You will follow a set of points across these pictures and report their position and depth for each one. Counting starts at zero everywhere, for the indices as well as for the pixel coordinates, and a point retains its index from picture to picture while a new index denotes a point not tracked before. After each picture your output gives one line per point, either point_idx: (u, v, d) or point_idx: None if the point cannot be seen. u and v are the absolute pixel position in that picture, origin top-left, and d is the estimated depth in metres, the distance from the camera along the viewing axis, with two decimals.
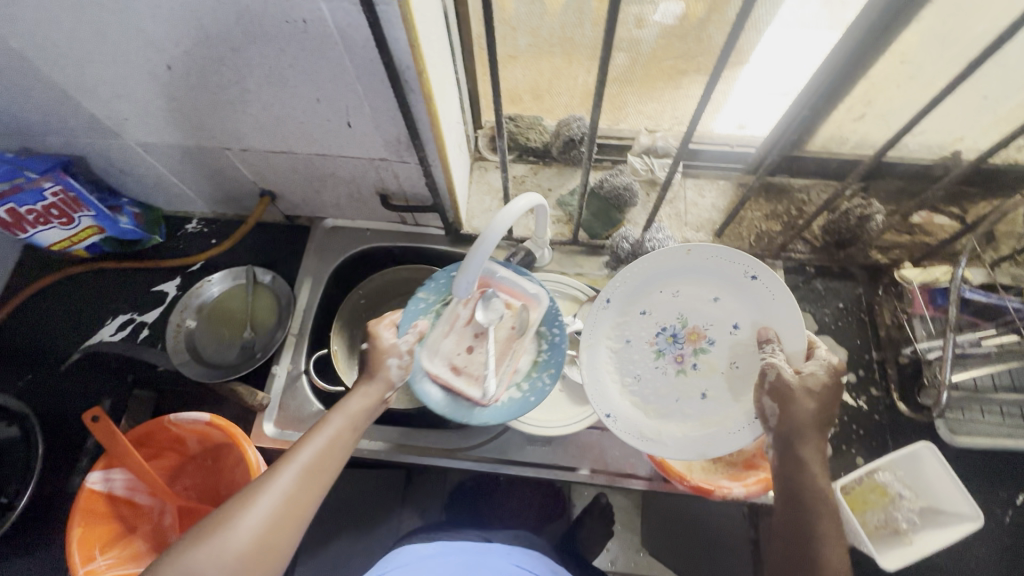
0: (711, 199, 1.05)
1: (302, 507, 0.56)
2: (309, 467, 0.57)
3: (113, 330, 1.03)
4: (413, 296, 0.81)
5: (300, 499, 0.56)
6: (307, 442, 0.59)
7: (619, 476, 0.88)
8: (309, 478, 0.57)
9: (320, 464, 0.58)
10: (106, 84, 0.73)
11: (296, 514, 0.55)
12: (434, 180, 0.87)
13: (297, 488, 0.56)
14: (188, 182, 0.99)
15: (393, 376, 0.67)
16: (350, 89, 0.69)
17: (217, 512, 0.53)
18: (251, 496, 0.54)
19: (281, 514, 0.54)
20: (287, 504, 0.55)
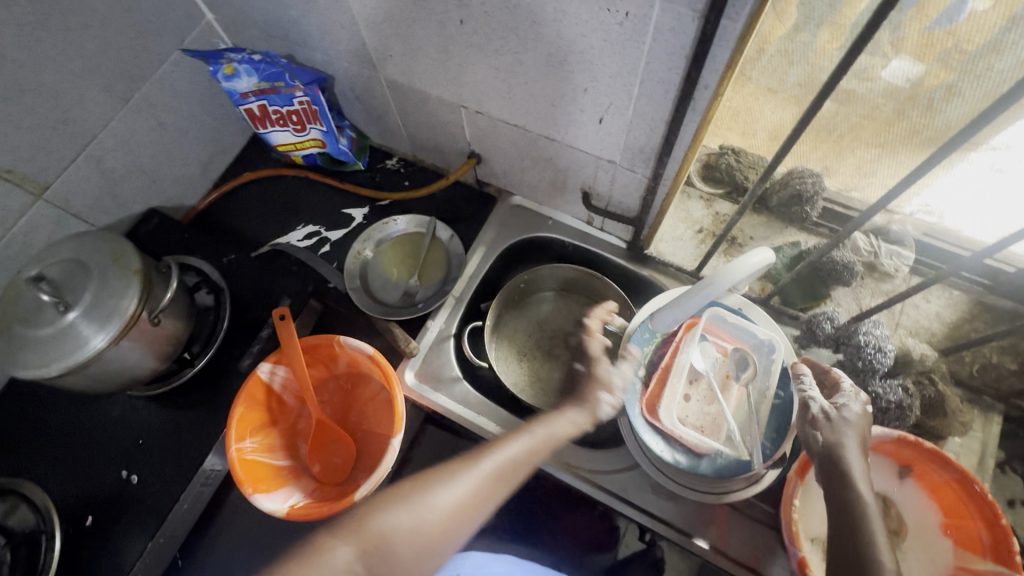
0: (936, 307, 0.92)
1: (482, 504, 0.59)
2: (502, 467, 0.61)
3: (300, 236, 1.11)
4: (641, 323, 0.82)
5: (485, 494, 0.60)
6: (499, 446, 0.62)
7: (736, 566, 0.81)
8: (500, 477, 0.61)
9: (506, 468, 0.61)
10: (395, 21, 0.76)
11: (477, 509, 0.59)
12: (653, 198, 0.83)
13: (483, 484, 0.60)
14: (409, 124, 1.03)
15: (601, 412, 0.67)
16: (624, 90, 0.66)
17: (408, 480, 0.59)
18: (449, 476, 0.59)
19: (464, 504, 0.58)
20: (472, 498, 0.59)
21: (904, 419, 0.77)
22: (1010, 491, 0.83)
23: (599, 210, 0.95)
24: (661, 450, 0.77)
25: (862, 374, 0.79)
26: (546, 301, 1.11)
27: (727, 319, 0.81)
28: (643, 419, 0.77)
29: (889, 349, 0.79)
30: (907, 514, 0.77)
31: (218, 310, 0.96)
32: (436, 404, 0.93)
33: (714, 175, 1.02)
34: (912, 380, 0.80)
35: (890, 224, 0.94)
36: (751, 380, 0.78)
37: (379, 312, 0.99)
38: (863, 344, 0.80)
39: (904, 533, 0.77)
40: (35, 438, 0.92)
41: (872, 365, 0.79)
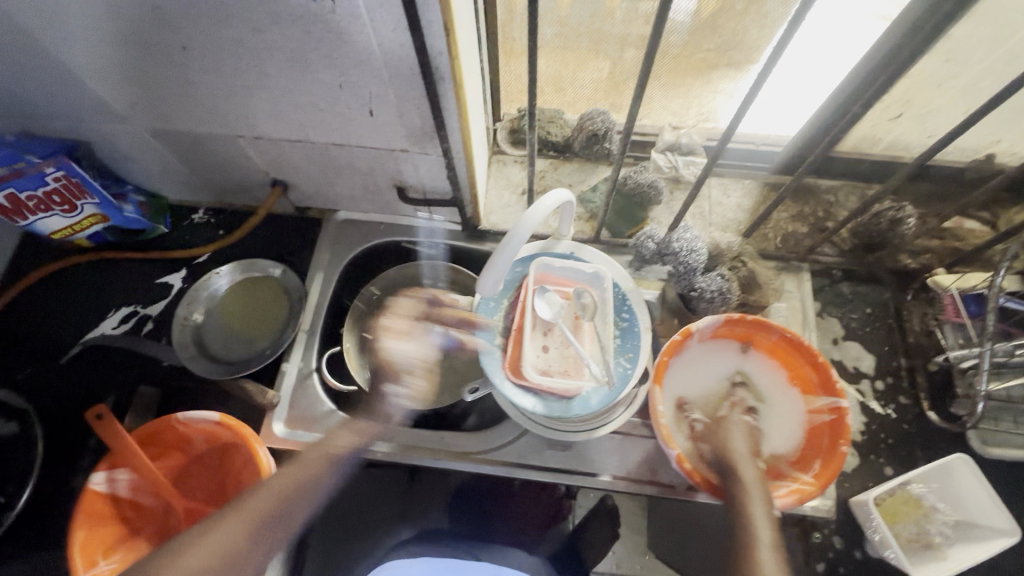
0: (736, 199, 1.04)
1: (264, 530, 0.72)
2: (280, 498, 0.74)
3: (115, 323, 0.99)
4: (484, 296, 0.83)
5: (265, 515, 0.72)
6: (288, 468, 0.76)
7: (641, 484, 0.86)
8: (274, 515, 0.73)
9: (293, 495, 0.75)
10: (116, 64, 0.69)
11: (260, 531, 0.71)
12: (456, 174, 0.84)
13: (275, 509, 0.73)
14: (197, 170, 0.96)
15: None
16: (376, 76, 0.66)
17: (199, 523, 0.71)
18: (230, 507, 0.72)
19: (252, 529, 0.71)
20: (248, 528, 0.70)
21: (728, 302, 0.86)
22: (831, 331, 0.96)
23: (420, 201, 0.94)
24: (533, 406, 0.78)
25: (687, 275, 0.86)
26: None
27: (559, 264, 0.85)
28: (510, 383, 0.79)
29: (700, 247, 0.87)
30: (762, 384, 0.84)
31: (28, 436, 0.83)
32: (317, 444, 0.88)
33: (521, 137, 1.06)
34: (727, 267, 0.88)
35: (680, 139, 1.04)
36: (596, 313, 0.83)
37: (225, 373, 0.91)
38: (677, 250, 0.87)
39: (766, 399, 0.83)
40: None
41: (690, 265, 0.86)
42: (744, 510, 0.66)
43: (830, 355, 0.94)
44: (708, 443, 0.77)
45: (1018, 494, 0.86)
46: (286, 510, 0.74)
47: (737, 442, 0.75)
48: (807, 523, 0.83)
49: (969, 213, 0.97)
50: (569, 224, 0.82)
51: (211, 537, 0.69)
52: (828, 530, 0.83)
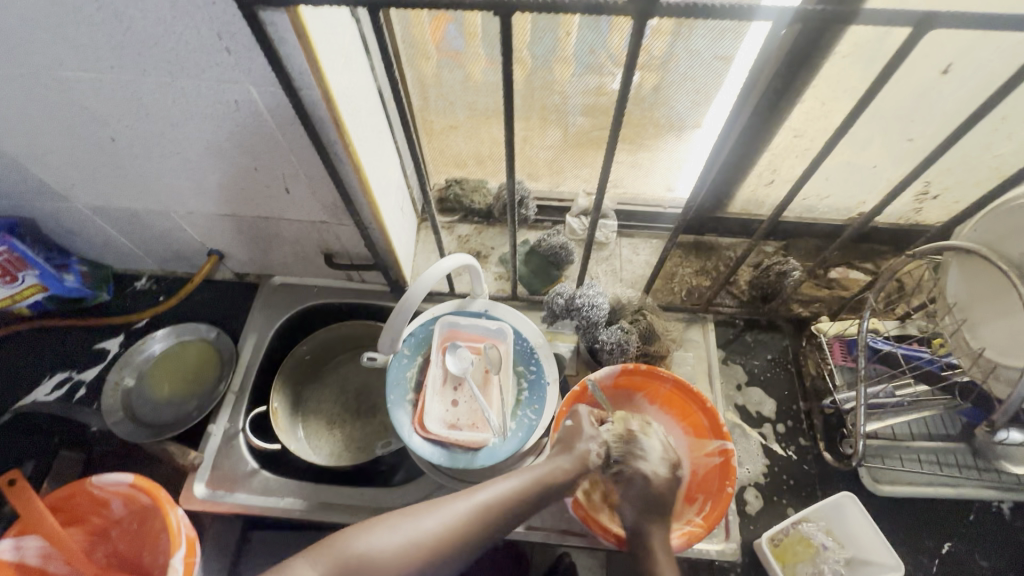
0: (644, 257, 1.13)
1: (457, 549, 0.60)
2: (490, 509, 0.63)
3: (49, 388, 1.02)
4: (396, 352, 0.88)
5: (468, 530, 0.61)
6: (492, 485, 0.65)
7: (555, 533, 0.89)
8: (482, 520, 0.62)
9: (499, 512, 0.63)
10: (53, 153, 0.77)
11: (450, 545, 0.60)
12: (373, 242, 0.91)
13: (480, 524, 0.62)
14: (138, 242, 1.02)
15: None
16: (285, 159, 0.75)
17: (426, 500, 0.64)
18: (439, 504, 0.63)
19: (440, 540, 0.60)
20: (457, 526, 0.61)
21: (626, 353, 0.92)
22: (735, 376, 1.02)
23: (346, 266, 1.01)
24: (438, 458, 0.81)
25: (590, 329, 0.93)
26: (342, 363, 1.14)
27: (468, 322, 0.91)
28: (417, 436, 0.82)
29: (601, 302, 0.94)
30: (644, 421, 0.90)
31: None
32: (237, 504, 0.90)
33: (448, 205, 1.16)
34: (628, 320, 0.95)
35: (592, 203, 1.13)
36: (502, 367, 0.89)
37: (148, 436, 0.93)
38: (581, 305, 0.94)
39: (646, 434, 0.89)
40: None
41: (592, 318, 0.93)
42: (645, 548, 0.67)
43: (735, 401, 1.00)
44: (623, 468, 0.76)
45: (918, 529, 0.88)
46: (499, 518, 0.63)
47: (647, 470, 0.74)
48: (714, 567, 0.86)
49: (851, 264, 1.07)
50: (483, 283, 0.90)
51: (419, 521, 0.61)
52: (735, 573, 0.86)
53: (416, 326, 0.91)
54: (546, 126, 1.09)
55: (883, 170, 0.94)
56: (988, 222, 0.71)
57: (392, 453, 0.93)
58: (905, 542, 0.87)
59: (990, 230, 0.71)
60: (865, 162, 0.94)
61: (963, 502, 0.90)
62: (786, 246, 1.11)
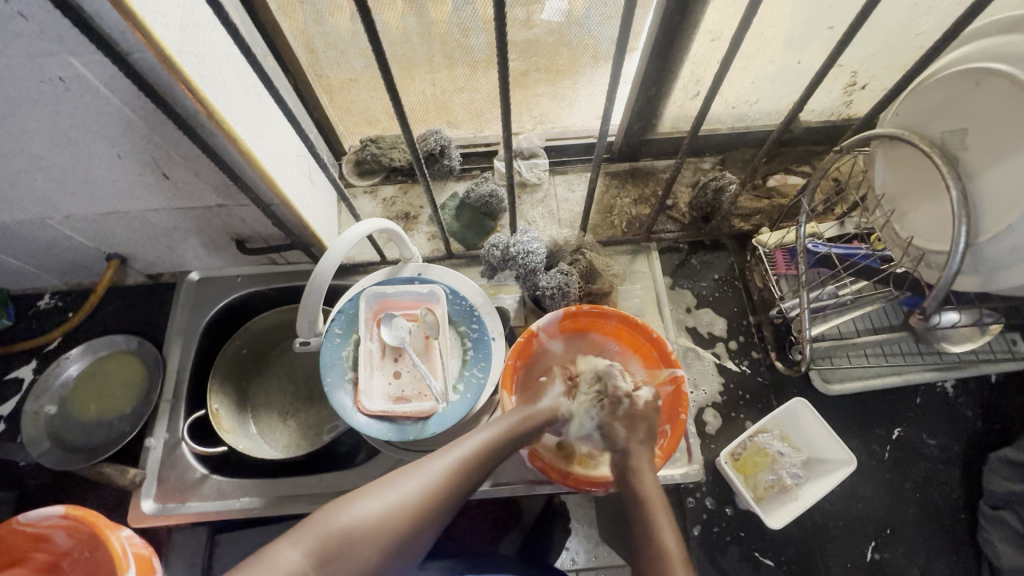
0: (580, 193, 1.08)
1: (440, 507, 0.59)
2: (467, 464, 0.62)
3: None
4: (327, 332, 0.83)
5: (446, 489, 0.60)
6: (470, 437, 0.65)
7: (522, 484, 0.89)
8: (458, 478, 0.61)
9: (484, 461, 0.63)
10: None
11: (429, 507, 0.58)
12: (281, 219, 0.84)
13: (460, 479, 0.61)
14: (23, 257, 0.92)
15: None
16: (149, 141, 0.66)
17: (404, 466, 0.61)
18: (416, 468, 0.61)
19: (424, 500, 0.58)
20: (436, 487, 0.59)
21: (568, 296, 0.89)
22: (685, 301, 1.01)
23: (262, 250, 0.94)
24: (387, 434, 0.78)
25: (529, 276, 0.90)
26: (285, 351, 1.08)
27: (399, 290, 0.86)
28: (362, 415, 0.78)
29: (537, 248, 0.90)
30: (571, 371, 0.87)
31: None
32: (190, 513, 0.86)
33: (367, 168, 1.07)
34: (567, 262, 0.91)
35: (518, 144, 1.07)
36: (441, 330, 0.84)
37: (80, 464, 0.88)
38: (517, 254, 0.90)
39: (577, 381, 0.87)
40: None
41: (529, 266, 0.89)
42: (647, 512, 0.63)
43: (686, 325, 0.99)
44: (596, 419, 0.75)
45: (870, 420, 0.91)
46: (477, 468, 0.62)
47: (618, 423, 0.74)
48: (680, 490, 0.87)
49: (788, 169, 1.04)
50: (409, 244, 0.86)
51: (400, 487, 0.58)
52: (700, 493, 0.87)
53: (344, 302, 0.86)
54: (452, 67, 1.00)
55: (808, 65, 0.89)
56: (909, 104, 0.69)
57: (347, 435, 0.91)
58: (858, 435, 0.90)
59: (911, 112, 0.69)
60: (789, 57, 0.88)
61: (909, 388, 0.93)
62: (723, 160, 1.07)
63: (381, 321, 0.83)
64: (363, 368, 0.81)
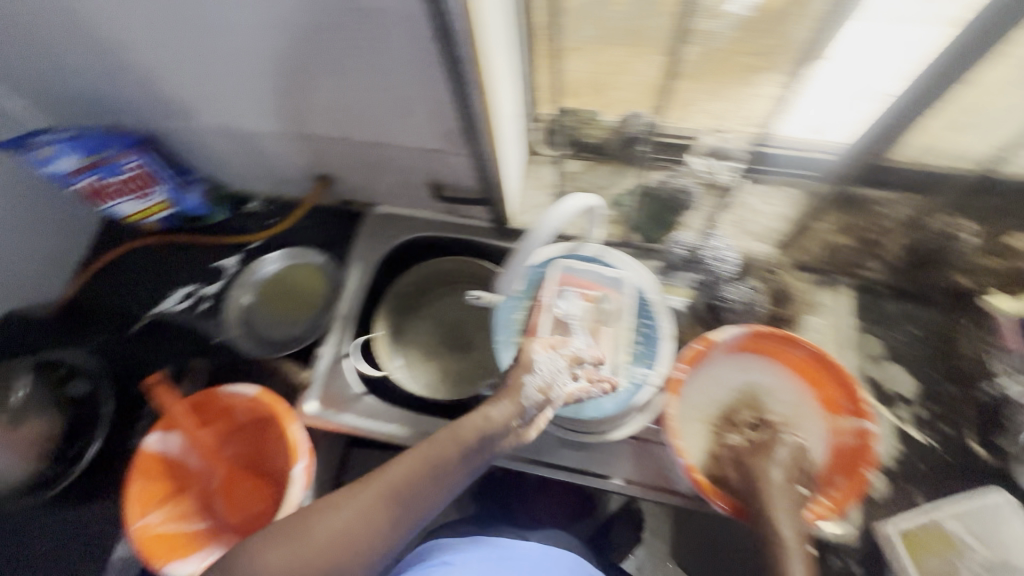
0: (775, 208, 1.00)
1: (362, 542, 0.59)
2: (385, 494, 0.62)
3: (177, 300, 1.08)
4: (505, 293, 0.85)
5: (366, 522, 0.60)
6: (392, 462, 0.65)
7: (652, 490, 0.86)
8: (382, 508, 0.61)
9: (409, 484, 0.63)
10: (181, 68, 0.76)
11: (350, 541, 0.59)
12: (487, 174, 0.87)
13: (379, 511, 0.61)
14: (251, 162, 1.03)
15: None
16: (409, 80, 0.69)
17: (305, 511, 0.61)
18: (325, 504, 0.61)
19: (340, 536, 0.59)
20: (358, 527, 0.59)
21: (753, 314, 0.85)
22: (871, 349, 0.92)
23: (452, 198, 0.98)
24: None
25: (713, 285, 0.86)
26: (440, 297, 1.12)
27: (584, 267, 0.85)
28: None
29: (729, 257, 0.86)
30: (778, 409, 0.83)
31: (97, 396, 0.93)
32: (344, 423, 0.94)
33: (558, 139, 1.07)
34: (757, 279, 0.87)
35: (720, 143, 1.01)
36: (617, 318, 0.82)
37: (267, 353, 0.99)
38: (707, 259, 0.87)
39: (796, 423, 0.82)
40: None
41: (717, 274, 0.86)
42: (782, 547, 0.61)
43: (866, 374, 0.90)
44: (736, 473, 0.73)
45: None
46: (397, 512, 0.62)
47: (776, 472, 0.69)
48: (826, 546, 0.81)
49: None
50: (599, 226, 0.84)
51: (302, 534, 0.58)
52: (846, 556, 0.81)
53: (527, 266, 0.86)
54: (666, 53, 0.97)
55: None
56: None
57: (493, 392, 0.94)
58: None
59: None
60: None
61: None
62: None
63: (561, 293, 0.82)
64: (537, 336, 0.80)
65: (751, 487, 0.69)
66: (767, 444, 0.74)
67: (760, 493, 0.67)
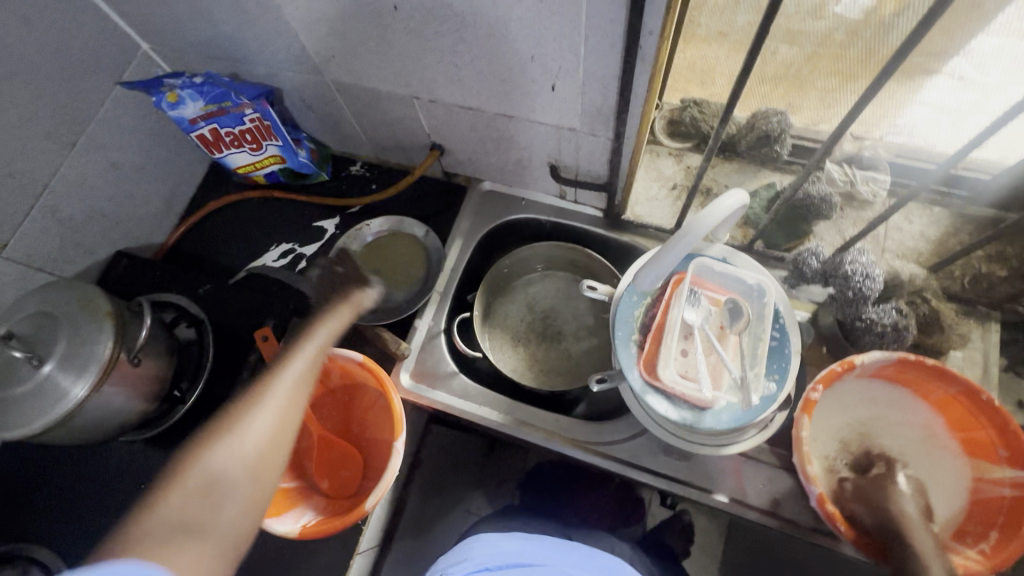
0: (919, 226, 0.92)
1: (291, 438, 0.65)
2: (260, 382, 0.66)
3: (275, 256, 1.09)
4: (627, 287, 0.81)
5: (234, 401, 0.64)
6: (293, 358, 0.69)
7: (759, 512, 0.80)
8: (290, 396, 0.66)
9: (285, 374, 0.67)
10: (327, 21, 0.74)
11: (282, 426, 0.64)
12: (620, 159, 0.82)
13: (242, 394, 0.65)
14: (365, 124, 1.01)
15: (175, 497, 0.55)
16: (571, 51, 0.65)
17: (222, 422, 0.62)
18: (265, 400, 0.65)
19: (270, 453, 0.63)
20: (285, 417, 0.65)
21: (902, 341, 0.77)
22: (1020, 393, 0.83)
23: (570, 181, 0.93)
24: (665, 410, 0.74)
25: (855, 304, 0.78)
26: (534, 282, 1.09)
27: (715, 270, 0.80)
28: (646, 382, 0.75)
29: (877, 274, 0.77)
30: (895, 445, 0.78)
31: (202, 342, 0.96)
32: (436, 401, 0.92)
33: (681, 130, 1.01)
34: (906, 302, 0.79)
35: (862, 151, 0.93)
36: (747, 326, 0.77)
37: (362, 317, 0.98)
38: (851, 274, 0.77)
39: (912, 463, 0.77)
40: (51, 498, 0.93)
41: (863, 293, 0.77)
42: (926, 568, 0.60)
43: None
44: (857, 492, 0.71)
45: None
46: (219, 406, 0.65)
47: (907, 503, 0.67)
48: None
49: None
50: (727, 229, 0.78)
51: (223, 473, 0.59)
52: None
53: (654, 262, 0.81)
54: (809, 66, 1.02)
55: None
56: None
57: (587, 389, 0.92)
58: None
59: None
60: None
61: None
62: None
63: (689, 295, 0.78)
64: (661, 336, 0.76)
65: (885, 518, 0.66)
66: (890, 476, 0.72)
67: (895, 515, 0.66)
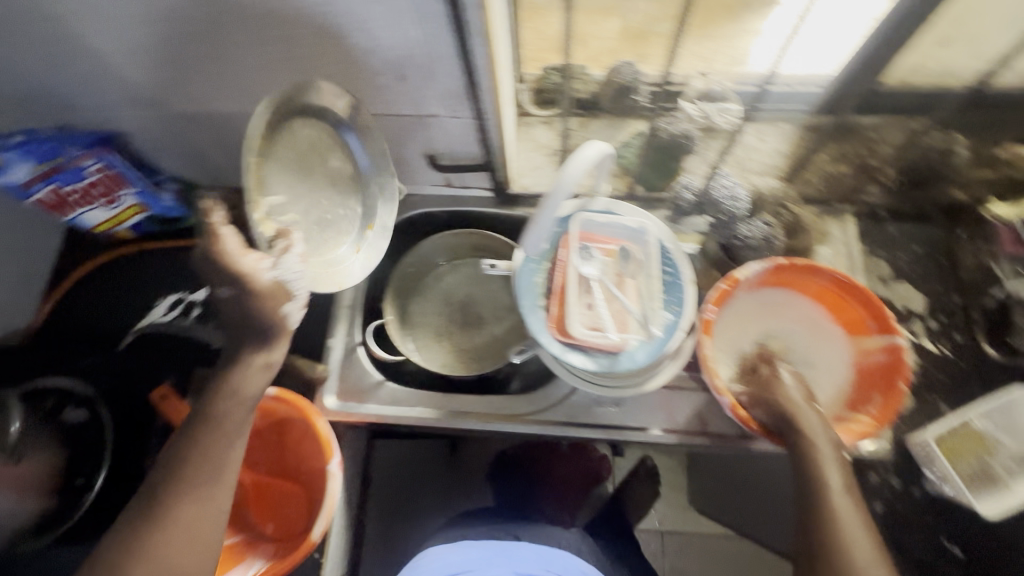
0: (773, 144, 1.00)
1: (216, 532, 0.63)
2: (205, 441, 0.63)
3: (165, 309, 1.01)
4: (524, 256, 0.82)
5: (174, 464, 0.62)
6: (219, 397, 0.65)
7: (692, 436, 0.86)
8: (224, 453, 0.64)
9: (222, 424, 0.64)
10: (147, 48, 0.69)
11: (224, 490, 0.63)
12: (488, 136, 0.83)
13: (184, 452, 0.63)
14: (228, 151, 0.95)
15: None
16: (406, 36, 0.65)
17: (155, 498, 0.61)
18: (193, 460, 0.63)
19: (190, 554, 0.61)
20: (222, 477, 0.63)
21: (773, 247, 0.85)
22: (881, 271, 0.94)
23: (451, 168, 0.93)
24: (583, 363, 0.78)
25: (726, 226, 0.86)
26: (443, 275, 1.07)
27: (600, 221, 0.84)
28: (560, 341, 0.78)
29: (740, 195, 0.86)
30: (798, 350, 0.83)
31: (96, 423, 0.86)
32: (368, 414, 0.90)
33: (548, 97, 1.03)
34: (771, 214, 0.87)
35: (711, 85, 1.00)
36: (639, 267, 0.82)
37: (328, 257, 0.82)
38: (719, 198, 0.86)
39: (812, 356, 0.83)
40: None
41: (732, 213, 0.86)
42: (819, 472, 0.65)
43: (880, 295, 0.93)
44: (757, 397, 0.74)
45: None
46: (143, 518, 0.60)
47: (792, 391, 0.71)
48: (864, 466, 0.83)
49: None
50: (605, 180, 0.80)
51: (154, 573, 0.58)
52: (886, 472, 0.83)
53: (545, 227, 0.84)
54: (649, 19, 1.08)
55: None
56: None
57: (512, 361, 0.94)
58: None
59: None
60: None
61: None
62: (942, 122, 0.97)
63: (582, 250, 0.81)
64: (563, 295, 0.79)
65: (776, 409, 0.70)
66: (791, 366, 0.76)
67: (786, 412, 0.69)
